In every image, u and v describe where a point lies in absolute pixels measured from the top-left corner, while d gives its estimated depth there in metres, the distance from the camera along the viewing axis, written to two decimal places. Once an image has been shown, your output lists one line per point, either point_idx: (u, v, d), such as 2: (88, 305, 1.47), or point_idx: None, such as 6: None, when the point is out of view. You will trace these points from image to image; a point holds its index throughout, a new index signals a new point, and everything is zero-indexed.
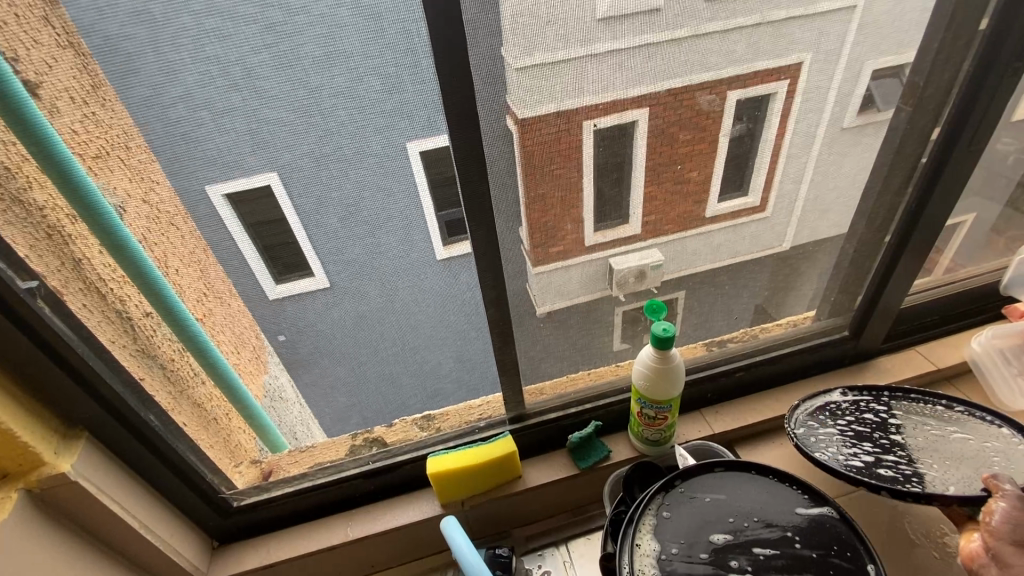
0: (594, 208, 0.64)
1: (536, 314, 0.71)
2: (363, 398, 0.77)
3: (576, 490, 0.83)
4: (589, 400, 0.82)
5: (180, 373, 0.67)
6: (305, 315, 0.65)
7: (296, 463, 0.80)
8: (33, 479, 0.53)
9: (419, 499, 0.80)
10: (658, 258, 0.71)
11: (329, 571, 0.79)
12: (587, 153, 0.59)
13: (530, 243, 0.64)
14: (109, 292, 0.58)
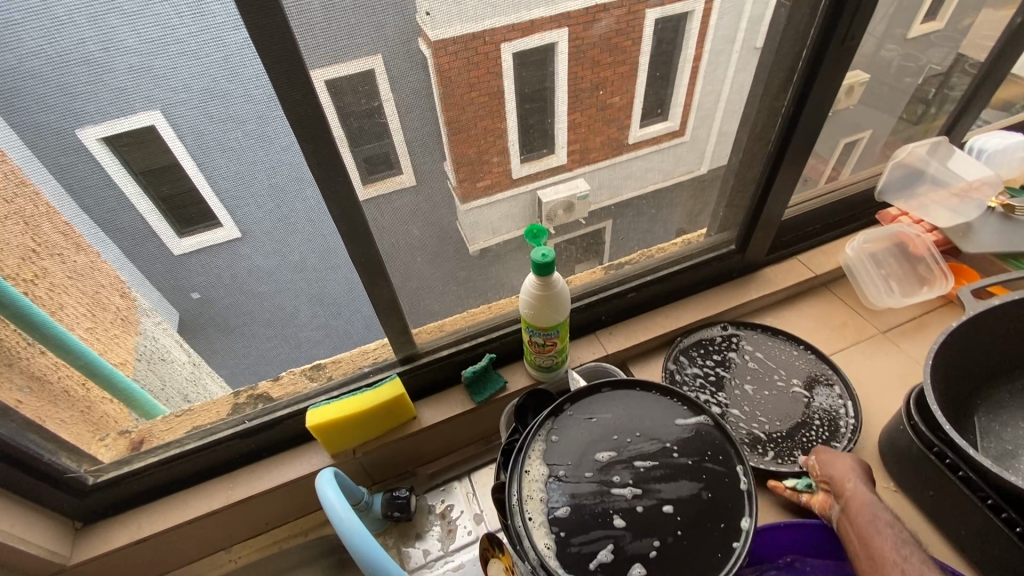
0: (519, 139, 0.61)
1: (471, 252, 0.71)
2: (228, 351, 0.70)
3: (475, 424, 0.81)
4: (484, 333, 0.79)
5: (5, 346, 0.57)
6: (129, 266, 0.55)
7: (170, 429, 0.73)
8: None
9: (308, 452, 0.75)
10: (585, 187, 0.72)
11: (217, 535, 0.75)
12: (507, 84, 0.55)
13: (457, 179, 0.61)
14: None
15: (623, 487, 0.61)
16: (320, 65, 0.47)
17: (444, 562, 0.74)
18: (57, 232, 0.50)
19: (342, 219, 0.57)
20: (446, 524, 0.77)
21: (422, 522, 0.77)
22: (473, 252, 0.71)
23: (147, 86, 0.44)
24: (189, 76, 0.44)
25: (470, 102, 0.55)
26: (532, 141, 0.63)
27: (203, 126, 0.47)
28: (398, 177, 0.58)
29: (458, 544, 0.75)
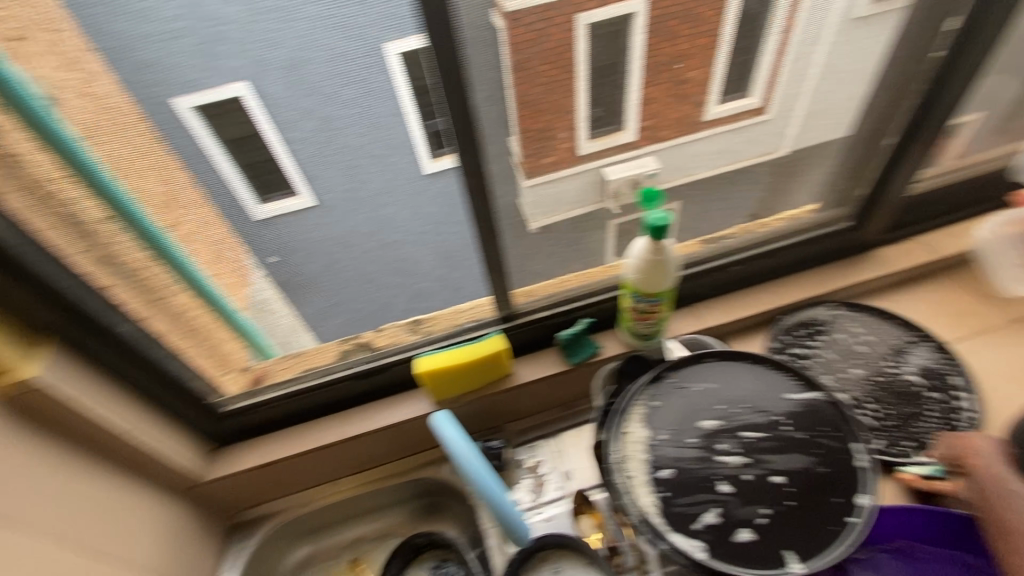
0: (588, 112, 0.60)
1: (528, 231, 0.70)
2: (345, 298, 0.76)
3: (567, 386, 0.83)
4: (582, 297, 0.79)
5: (151, 282, 0.65)
6: (226, 226, 0.63)
7: (286, 369, 0.79)
8: (8, 383, 0.51)
9: (411, 398, 0.80)
10: (654, 165, 0.69)
11: (328, 468, 0.82)
12: (579, 57, 0.55)
13: (519, 153, 0.61)
14: (56, 195, 0.53)
15: (730, 455, 0.61)
16: (390, 40, 0.50)
17: (534, 513, 0.77)
18: (199, 174, 0.57)
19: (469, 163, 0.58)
20: (536, 478, 0.80)
21: (513, 474, 0.80)
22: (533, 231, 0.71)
23: (324, 33, 0.49)
24: (272, 49, 0.49)
25: (536, 77, 0.54)
26: (605, 112, 0.61)
27: (295, 94, 0.52)
28: (459, 152, 0.59)
29: (548, 497, 0.78)
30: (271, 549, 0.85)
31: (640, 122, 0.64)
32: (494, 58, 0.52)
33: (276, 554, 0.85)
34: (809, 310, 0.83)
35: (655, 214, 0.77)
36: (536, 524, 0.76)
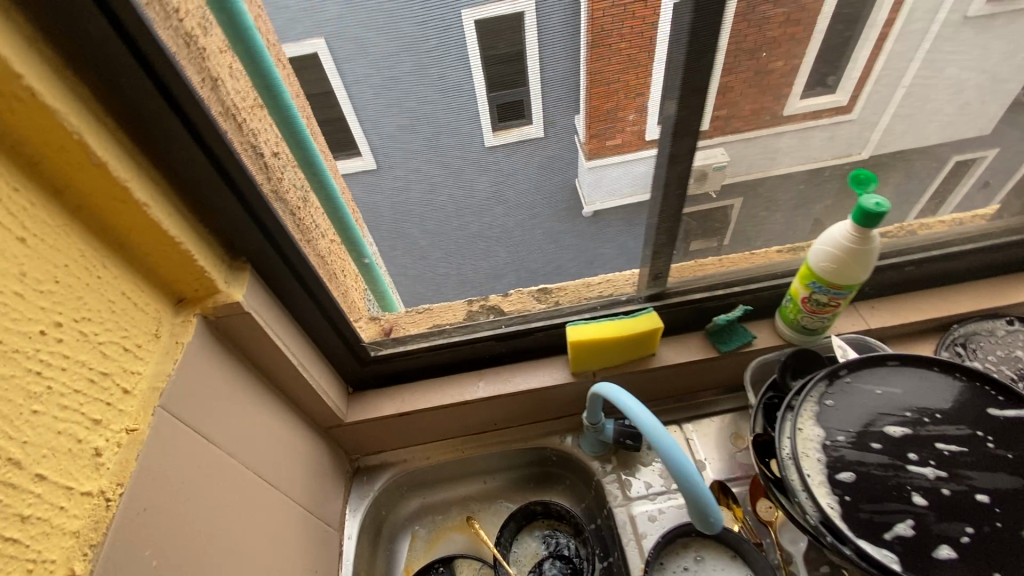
0: (661, 99, 0.52)
1: (583, 213, 0.64)
2: (519, 257, 0.73)
3: (708, 373, 0.79)
4: (739, 283, 0.75)
5: (306, 225, 0.61)
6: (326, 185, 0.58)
7: (416, 322, 0.77)
8: (208, 306, 0.51)
9: (548, 365, 0.79)
10: (726, 157, 0.60)
11: (454, 424, 0.83)
12: (659, 40, 0.48)
13: (587, 133, 0.54)
14: (243, 123, 0.50)
15: (922, 466, 0.57)
16: None
17: (666, 498, 0.75)
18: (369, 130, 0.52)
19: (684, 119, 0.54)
20: None
21: (643, 455, 0.79)
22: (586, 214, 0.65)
23: None
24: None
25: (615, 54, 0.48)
26: (689, 101, 0.53)
27: (380, 60, 0.46)
28: (528, 127, 0.54)
29: None
30: (389, 496, 0.86)
31: (716, 111, 0.55)
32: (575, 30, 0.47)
33: (392, 502, 0.87)
34: (987, 322, 0.77)
35: (715, 209, 0.67)
36: (668, 508, 0.74)
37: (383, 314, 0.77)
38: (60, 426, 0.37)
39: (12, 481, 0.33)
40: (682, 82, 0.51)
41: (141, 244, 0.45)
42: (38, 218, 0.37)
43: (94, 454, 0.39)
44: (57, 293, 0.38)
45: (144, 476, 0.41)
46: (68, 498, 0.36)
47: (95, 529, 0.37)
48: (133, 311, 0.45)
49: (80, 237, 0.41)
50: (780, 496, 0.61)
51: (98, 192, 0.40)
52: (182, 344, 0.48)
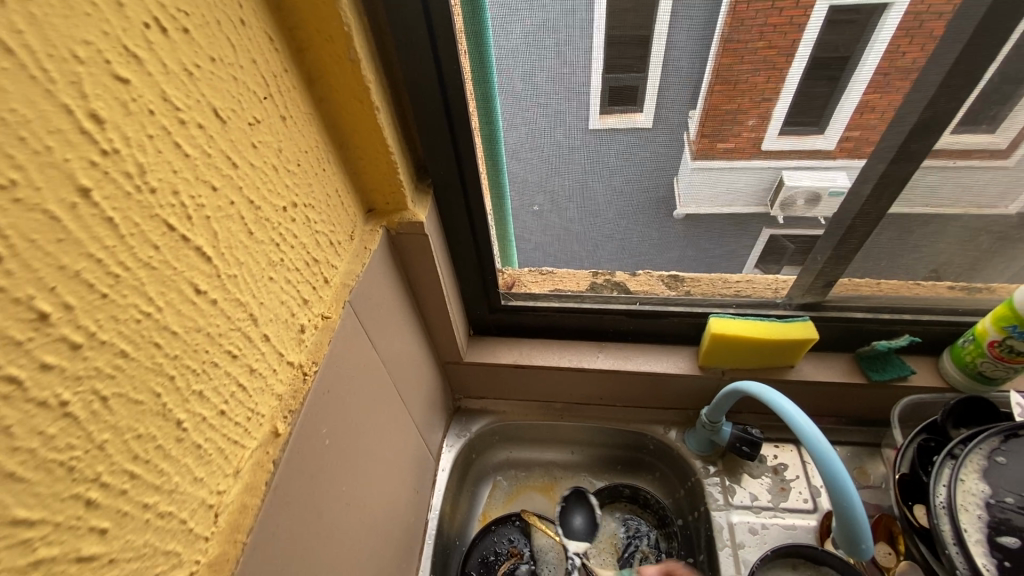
0: (788, 108, 0.48)
1: (672, 214, 0.61)
2: (671, 245, 0.67)
3: (845, 400, 0.74)
4: (909, 311, 0.69)
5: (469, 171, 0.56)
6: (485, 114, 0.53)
7: (536, 282, 0.76)
8: (394, 220, 0.54)
9: (674, 353, 0.77)
10: (843, 183, 0.55)
11: (561, 389, 0.83)
12: (803, 47, 0.44)
13: (698, 130, 0.52)
14: (445, 41, 0.45)
15: None
16: None
17: (772, 515, 0.72)
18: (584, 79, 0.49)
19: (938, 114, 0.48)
20: (779, 481, 0.75)
21: (753, 467, 0.76)
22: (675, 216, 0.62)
23: None
24: None
25: (752, 53, 0.45)
26: (804, 111, 0.48)
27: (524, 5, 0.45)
28: (636, 115, 0.51)
29: (789, 505, 0.72)
30: (480, 441, 0.88)
31: (846, 130, 0.50)
32: (711, 19, 0.44)
33: (482, 448, 0.88)
34: None
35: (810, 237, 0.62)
36: (772, 525, 0.71)
37: (503, 268, 0.73)
38: (285, 297, 0.39)
39: (249, 335, 0.35)
40: (950, 72, 0.45)
41: (359, 147, 0.47)
42: (294, 102, 0.40)
43: (299, 330, 0.41)
44: (297, 175, 0.40)
45: (330, 362, 0.44)
46: (280, 363, 0.39)
47: (295, 397, 0.40)
48: (338, 208, 0.47)
49: (317, 129, 0.43)
50: (929, 552, 0.58)
51: (344, 88, 0.42)
52: (369, 251, 0.51)
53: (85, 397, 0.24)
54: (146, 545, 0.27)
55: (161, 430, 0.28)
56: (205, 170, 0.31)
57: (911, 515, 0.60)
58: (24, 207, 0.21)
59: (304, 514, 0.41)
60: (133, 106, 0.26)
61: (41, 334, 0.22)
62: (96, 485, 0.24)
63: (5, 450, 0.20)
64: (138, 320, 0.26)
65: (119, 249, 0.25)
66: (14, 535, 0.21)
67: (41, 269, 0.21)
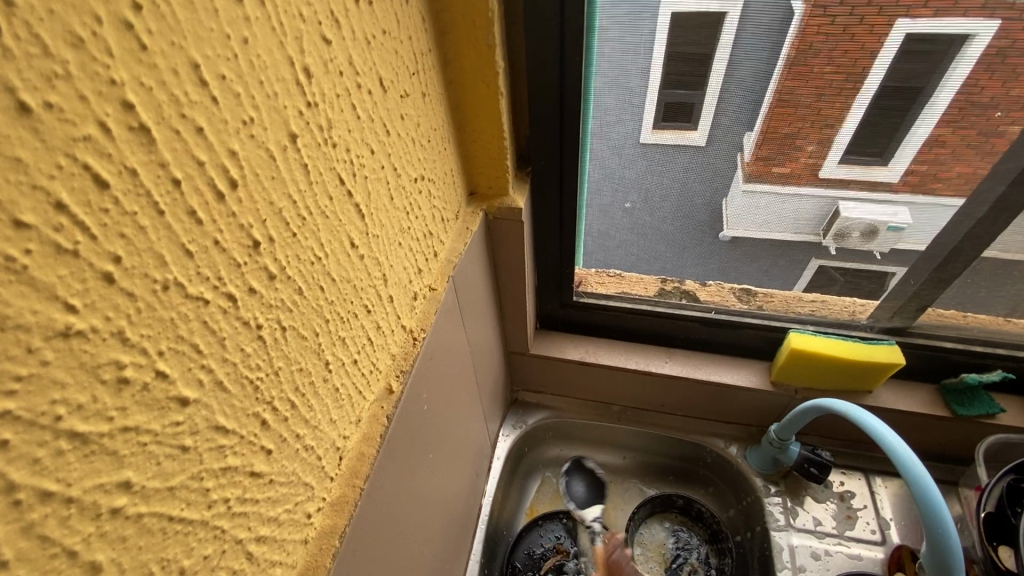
0: (854, 132, 0.51)
1: (720, 235, 0.64)
2: (753, 258, 0.67)
3: (923, 432, 0.71)
4: (1003, 345, 0.67)
5: (567, 162, 0.57)
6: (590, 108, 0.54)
7: (604, 285, 0.77)
8: (494, 205, 0.55)
9: (744, 366, 0.76)
10: (905, 219, 0.57)
11: (622, 391, 0.83)
12: (872, 78, 0.47)
13: (753, 152, 0.55)
14: (565, 32, 0.46)
15: None
16: None
17: (836, 542, 0.70)
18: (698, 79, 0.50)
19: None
20: (845, 508, 0.73)
21: (818, 491, 0.74)
22: (722, 237, 0.65)
23: None
24: None
25: (817, 76, 0.48)
26: (868, 140, 0.51)
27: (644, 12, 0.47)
28: (690, 133, 0.55)
29: (855, 534, 0.70)
30: (534, 435, 0.88)
31: (913, 164, 0.52)
32: (779, 43, 0.46)
33: (536, 442, 0.89)
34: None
35: (869, 271, 0.64)
36: (836, 553, 0.69)
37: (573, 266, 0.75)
38: (407, 264, 0.41)
39: (380, 293, 0.37)
40: None
41: (473, 131, 0.49)
42: (433, 80, 0.42)
43: (413, 297, 0.43)
44: (426, 151, 0.42)
45: (434, 332, 0.46)
46: (396, 325, 0.40)
47: (405, 358, 0.42)
48: (450, 187, 0.49)
49: (445, 109, 0.45)
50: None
51: (474, 71, 0.44)
52: (470, 231, 0.52)
53: (272, 325, 0.26)
54: (293, 473, 0.29)
55: (315, 368, 0.30)
56: (369, 133, 0.33)
57: (997, 557, 0.57)
58: (254, 143, 0.23)
59: (401, 474, 0.42)
60: (330, 65, 0.28)
61: (253, 260, 0.24)
62: (269, 408, 0.26)
63: (219, 359, 0.23)
64: (312, 262, 0.28)
65: (307, 195, 0.27)
66: (216, 439, 0.23)
67: (258, 202, 0.24)
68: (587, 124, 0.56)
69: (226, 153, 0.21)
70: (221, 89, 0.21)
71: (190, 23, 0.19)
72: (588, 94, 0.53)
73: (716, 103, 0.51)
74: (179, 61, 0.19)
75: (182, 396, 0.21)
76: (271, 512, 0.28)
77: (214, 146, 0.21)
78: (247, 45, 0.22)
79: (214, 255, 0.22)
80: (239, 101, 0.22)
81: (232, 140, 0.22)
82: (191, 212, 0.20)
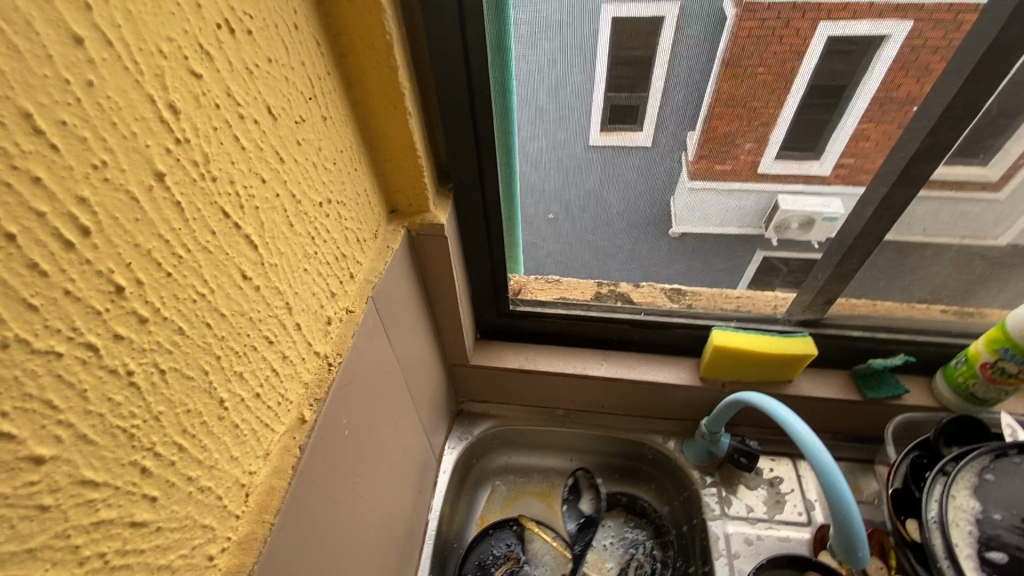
0: (786, 133, 0.54)
1: (670, 233, 0.66)
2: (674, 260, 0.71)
3: (841, 416, 0.76)
4: (903, 331, 0.72)
5: (488, 175, 0.58)
6: (506, 123, 0.55)
7: (543, 291, 0.79)
8: (416, 221, 0.55)
9: (677, 364, 0.79)
10: (837, 209, 0.60)
11: (564, 395, 0.84)
12: (802, 75, 0.49)
13: (696, 152, 0.57)
14: (472, 52, 0.47)
15: None
16: None
17: (767, 527, 0.73)
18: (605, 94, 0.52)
19: (939, 140, 0.51)
20: (774, 493, 0.76)
21: (749, 478, 0.78)
22: (671, 235, 0.67)
23: None
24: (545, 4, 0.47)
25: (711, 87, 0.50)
26: (802, 136, 0.54)
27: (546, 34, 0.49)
28: (635, 134, 0.55)
29: (784, 518, 0.74)
30: (481, 445, 0.88)
31: (843, 157, 0.55)
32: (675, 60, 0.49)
33: (483, 452, 0.89)
34: None
35: (806, 259, 0.67)
36: (767, 537, 0.73)
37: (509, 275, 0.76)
38: (316, 289, 0.41)
39: (284, 322, 0.36)
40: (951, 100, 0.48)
41: (387, 149, 0.49)
42: (335, 103, 0.42)
43: (326, 322, 0.43)
44: (332, 174, 0.42)
45: (353, 355, 0.45)
46: (307, 352, 0.40)
47: (320, 385, 0.41)
48: (366, 207, 0.49)
49: (353, 130, 0.45)
50: (921, 568, 0.59)
51: (380, 92, 0.44)
52: (392, 250, 0.52)
53: (147, 370, 0.25)
54: (187, 517, 0.29)
55: (206, 407, 0.29)
56: (258, 163, 0.32)
57: (904, 530, 0.61)
58: (111, 186, 0.22)
59: (323, 502, 0.41)
60: (203, 100, 0.27)
61: (117, 306, 0.23)
62: (150, 454, 0.26)
63: (80, 412, 0.22)
64: (194, 300, 0.28)
65: (183, 232, 0.27)
66: (82, 494, 0.22)
67: (120, 246, 0.23)
68: (505, 138, 0.57)
69: (75, 200, 0.21)
70: (62, 135, 0.20)
71: (17, 72, 0.18)
72: (503, 110, 0.54)
73: (660, 102, 0.52)
74: (6, 112, 0.18)
75: (35, 454, 0.20)
76: (160, 561, 0.27)
77: (57, 194, 0.20)
78: (93, 88, 0.21)
79: (66, 306, 0.21)
80: (88, 145, 0.21)
81: (81, 186, 0.21)
82: (32, 264, 0.20)
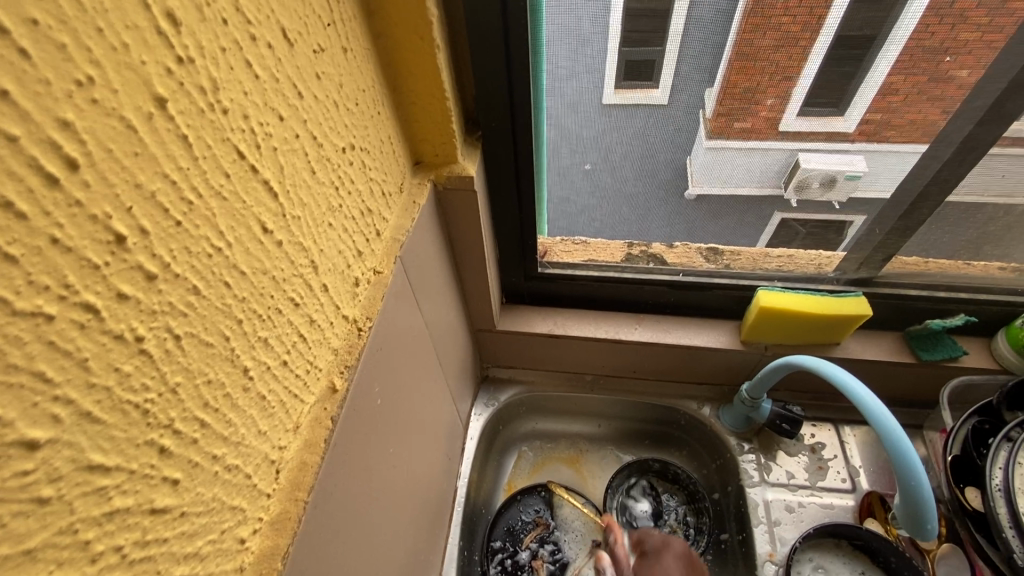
0: (809, 87, 0.48)
1: (685, 194, 0.61)
2: (710, 219, 0.65)
3: (889, 379, 0.72)
4: (966, 291, 0.67)
5: (520, 121, 0.52)
6: (541, 61, 0.50)
7: (571, 253, 0.74)
8: (443, 173, 0.50)
9: (715, 327, 0.75)
10: (860, 167, 0.55)
11: (594, 360, 0.81)
12: (832, 16, 0.43)
13: (715, 109, 0.51)
14: None
15: None
16: None
17: (809, 494, 0.71)
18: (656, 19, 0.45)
19: None
20: (816, 459, 0.73)
21: (789, 444, 0.75)
22: (688, 196, 0.62)
23: None
24: None
25: (776, 25, 0.45)
26: (825, 89, 0.48)
27: None
28: (652, 90, 0.51)
29: (827, 485, 0.71)
30: (508, 412, 0.86)
31: (869, 112, 0.49)
32: None
33: (510, 418, 0.86)
34: None
35: (832, 221, 0.62)
36: (809, 504, 0.70)
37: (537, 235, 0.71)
38: (342, 246, 0.37)
39: (310, 283, 0.33)
40: None
41: (411, 91, 0.44)
42: (356, 33, 0.36)
43: (353, 284, 0.39)
44: (354, 116, 0.37)
45: (383, 319, 0.42)
46: (336, 316, 0.36)
47: (350, 352, 0.37)
48: (390, 156, 0.44)
49: (375, 68, 0.40)
50: (983, 539, 0.57)
51: (405, 22, 0.39)
52: (418, 206, 0.48)
53: (160, 335, 0.21)
54: (214, 500, 0.25)
55: (229, 377, 0.26)
56: (274, 97, 0.28)
57: (963, 498, 0.58)
58: (101, 110, 0.18)
59: (357, 474, 0.39)
60: (207, 11, 0.23)
61: (118, 260, 0.19)
62: (169, 432, 0.22)
63: (81, 387, 0.18)
64: (209, 255, 0.24)
65: (192, 173, 0.22)
66: (90, 482, 0.19)
67: (117, 185, 0.19)
68: (540, 78, 0.51)
69: (54, 124, 0.17)
70: (33, 38, 0.16)
71: None
72: (538, 45, 0.48)
73: (678, 55, 0.47)
74: None
75: (27, 438, 0.17)
76: (187, 549, 0.24)
77: (31, 115, 0.16)
78: None
79: (54, 258, 0.17)
80: (68, 54, 0.17)
81: (61, 106, 0.17)
82: (3, 203, 0.15)
